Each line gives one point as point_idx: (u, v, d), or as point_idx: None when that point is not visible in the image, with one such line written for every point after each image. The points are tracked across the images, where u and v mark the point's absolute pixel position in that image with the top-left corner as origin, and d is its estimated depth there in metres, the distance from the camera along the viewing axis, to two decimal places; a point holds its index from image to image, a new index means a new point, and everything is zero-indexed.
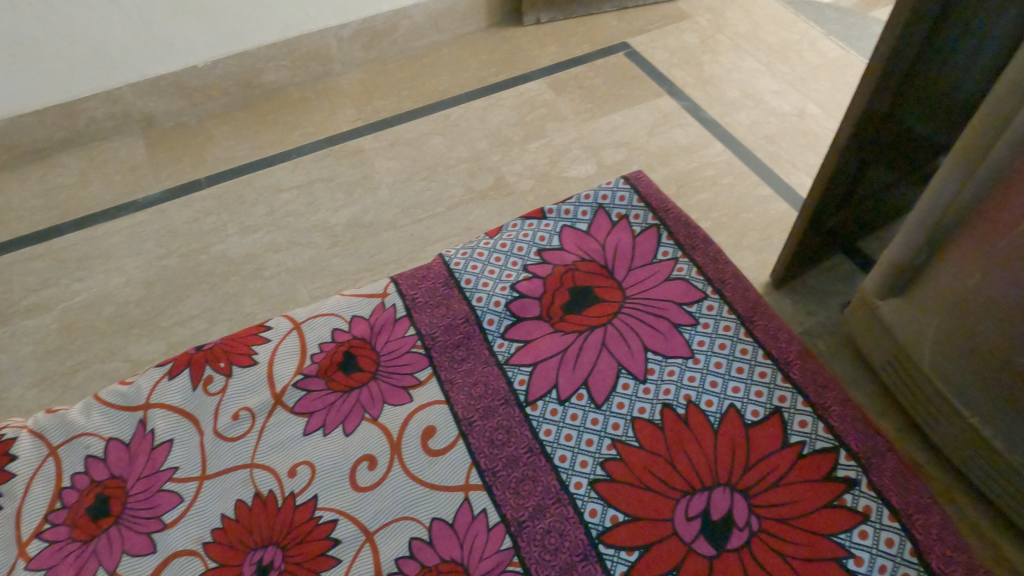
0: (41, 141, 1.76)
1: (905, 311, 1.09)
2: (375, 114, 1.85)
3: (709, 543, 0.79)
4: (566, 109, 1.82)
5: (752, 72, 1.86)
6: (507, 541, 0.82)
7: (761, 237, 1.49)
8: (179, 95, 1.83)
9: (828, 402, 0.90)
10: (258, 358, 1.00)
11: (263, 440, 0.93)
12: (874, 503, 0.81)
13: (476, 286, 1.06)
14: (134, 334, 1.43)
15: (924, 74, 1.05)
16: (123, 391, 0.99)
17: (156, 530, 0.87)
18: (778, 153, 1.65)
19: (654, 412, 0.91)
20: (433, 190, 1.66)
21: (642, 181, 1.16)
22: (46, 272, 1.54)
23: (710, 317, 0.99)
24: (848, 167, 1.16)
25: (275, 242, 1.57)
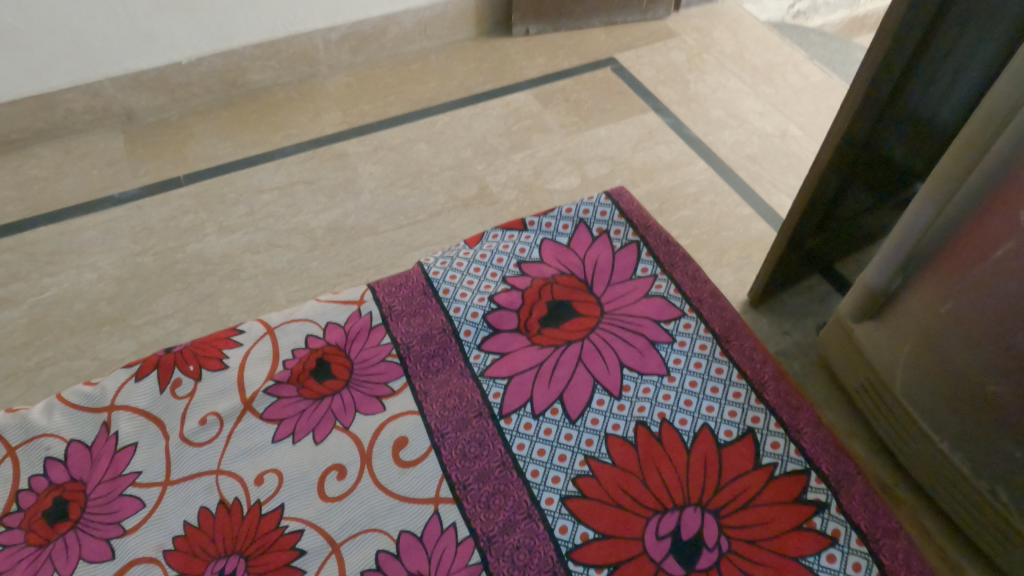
0: (17, 132, 1.72)
1: (879, 335, 1.10)
2: (360, 118, 1.84)
3: (678, 563, 0.79)
4: (552, 120, 1.82)
5: (737, 92, 1.88)
6: (475, 555, 0.81)
7: (740, 255, 1.50)
8: (161, 90, 1.81)
9: (801, 424, 0.91)
10: (229, 362, 0.99)
11: (231, 446, 0.92)
12: (842, 527, 0.81)
13: (454, 296, 1.05)
14: (104, 332, 1.40)
15: (904, 101, 1.07)
16: (88, 391, 0.96)
17: (115, 536, 0.85)
18: (760, 173, 1.67)
19: (628, 429, 0.91)
20: (416, 196, 1.65)
21: (624, 197, 1.16)
22: (16, 266, 1.51)
23: (687, 335, 0.99)
24: (827, 190, 1.17)
25: (253, 243, 1.55)
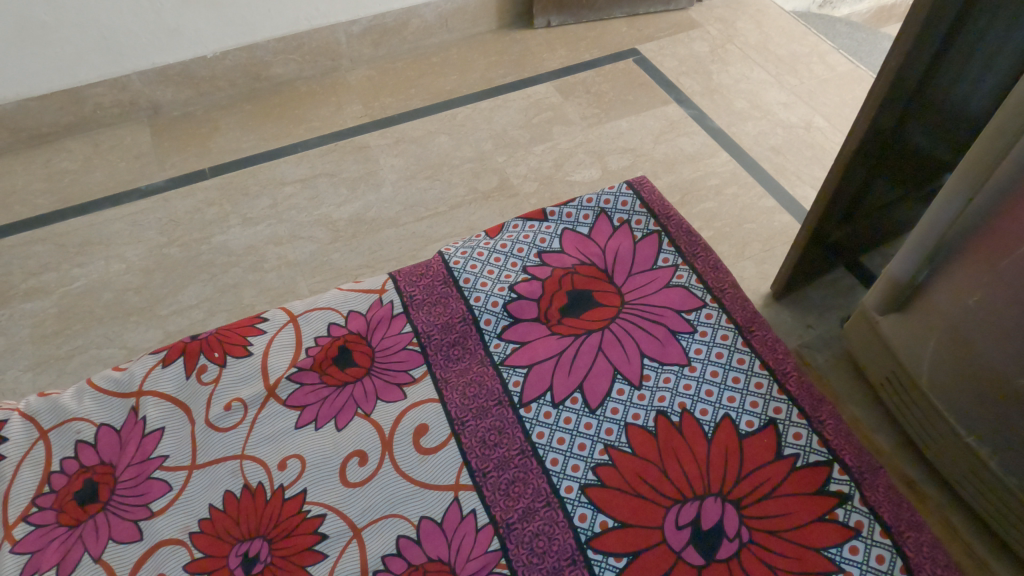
0: (48, 125, 1.76)
1: (906, 327, 1.09)
2: (381, 111, 1.85)
3: (698, 553, 0.79)
4: (573, 112, 1.81)
5: (761, 83, 1.86)
6: (495, 542, 0.81)
7: (763, 248, 1.48)
8: (187, 85, 1.83)
9: (824, 415, 0.90)
10: (253, 349, 1.00)
11: (254, 432, 0.93)
12: (865, 519, 0.80)
13: (474, 285, 1.05)
14: (132, 321, 1.43)
15: (934, 88, 1.05)
16: (116, 376, 0.98)
17: (143, 518, 0.87)
18: (784, 164, 1.65)
19: (648, 418, 0.90)
20: (437, 189, 1.65)
21: (645, 186, 1.15)
22: (46, 256, 1.54)
23: (708, 325, 0.98)
24: (853, 180, 1.15)
25: (277, 235, 1.57)
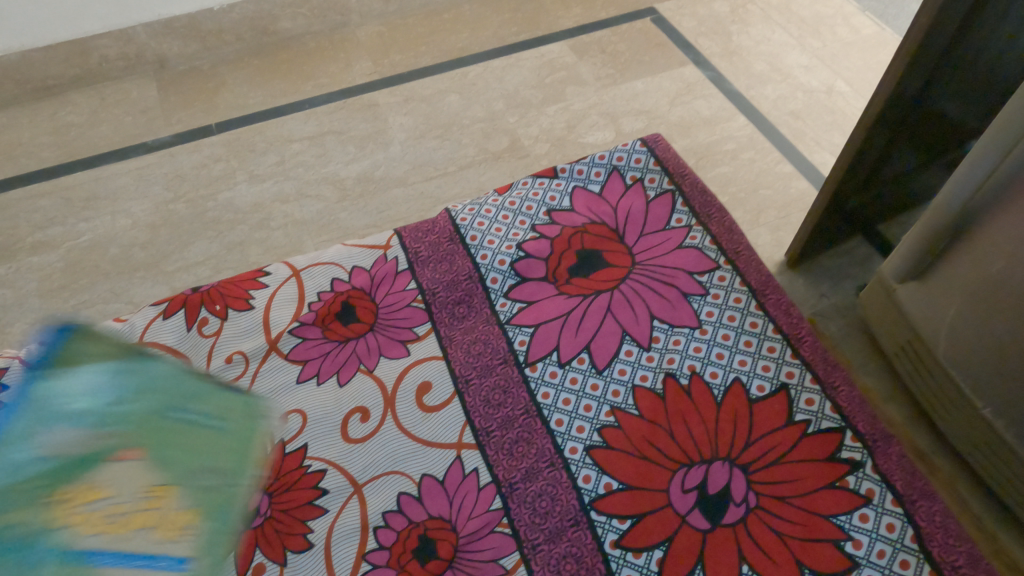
0: (53, 78, 1.73)
1: (924, 295, 1.05)
2: (391, 68, 1.81)
3: (704, 516, 0.77)
4: (587, 73, 1.76)
5: (782, 45, 1.79)
6: (497, 501, 0.81)
7: (778, 215, 1.45)
8: (193, 38, 1.79)
9: (837, 381, 0.87)
10: (255, 303, 0.98)
11: (256, 386, 0.92)
12: (877, 487, 0.78)
13: (481, 243, 1.03)
14: (138, 277, 1.42)
15: (965, 49, 0.99)
16: (116, 327, 0.97)
17: None
18: (803, 130, 1.60)
19: (656, 380, 0.88)
20: (447, 148, 1.62)
21: (660, 144, 1.11)
22: (53, 210, 1.53)
23: (721, 288, 0.95)
24: (875, 145, 1.11)
25: (283, 193, 1.55)
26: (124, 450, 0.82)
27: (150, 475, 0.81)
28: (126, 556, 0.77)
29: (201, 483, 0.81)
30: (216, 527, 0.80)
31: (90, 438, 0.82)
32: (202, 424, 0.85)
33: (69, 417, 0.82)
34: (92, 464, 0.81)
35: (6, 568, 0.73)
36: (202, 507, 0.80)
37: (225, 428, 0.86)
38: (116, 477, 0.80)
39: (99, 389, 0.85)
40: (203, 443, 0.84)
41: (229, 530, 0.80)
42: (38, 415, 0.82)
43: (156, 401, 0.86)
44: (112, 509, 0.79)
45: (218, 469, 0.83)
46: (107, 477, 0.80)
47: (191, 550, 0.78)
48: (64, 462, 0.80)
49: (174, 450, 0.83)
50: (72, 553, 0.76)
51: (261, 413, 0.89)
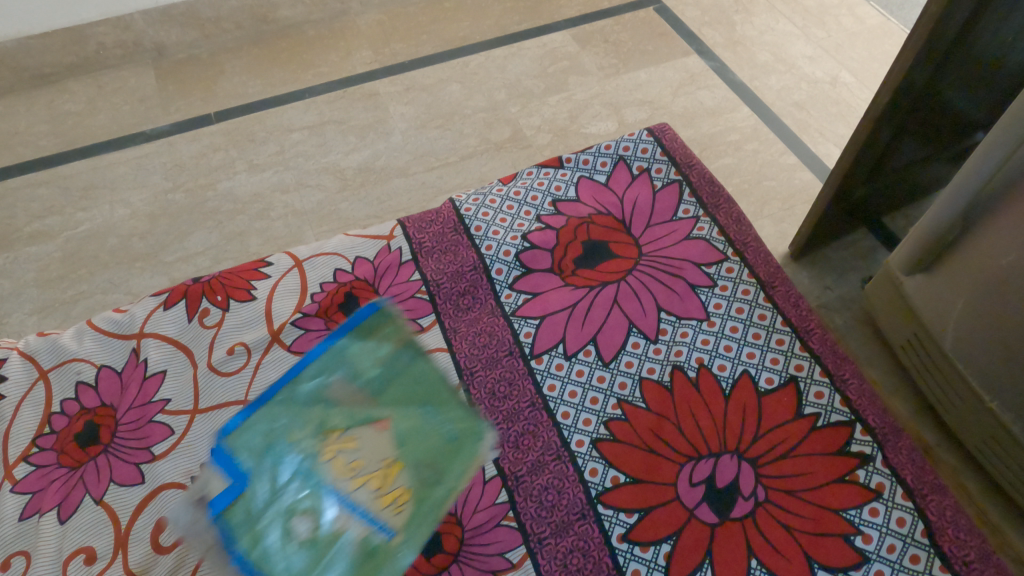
0: (50, 66, 1.71)
1: (931, 287, 1.04)
2: (391, 57, 1.78)
3: (712, 510, 0.77)
4: (590, 62, 1.74)
5: (786, 35, 1.77)
6: (503, 495, 0.80)
7: (782, 207, 1.44)
8: (192, 26, 1.77)
9: (847, 374, 0.86)
10: (257, 294, 0.97)
11: (258, 377, 0.91)
12: (887, 481, 0.78)
13: (486, 234, 1.01)
14: (137, 267, 1.41)
15: (975, 39, 0.98)
16: (116, 318, 0.96)
17: (144, 461, 0.85)
18: (808, 121, 1.58)
19: (663, 373, 0.88)
20: (448, 138, 1.60)
21: (667, 134, 1.10)
22: (50, 199, 1.51)
23: (729, 280, 0.94)
24: (882, 136, 1.09)
25: (284, 183, 1.53)
26: (390, 416, 0.87)
27: (399, 446, 0.85)
28: (349, 507, 0.81)
29: (425, 461, 0.83)
30: (425, 517, 0.79)
31: (370, 397, 0.88)
32: (433, 414, 0.87)
33: (355, 377, 0.89)
34: (357, 419, 0.86)
35: (263, 466, 0.84)
36: (418, 488, 0.81)
37: (458, 425, 0.85)
38: (369, 438, 0.85)
39: (391, 362, 0.90)
40: (432, 428, 0.85)
41: (429, 524, 0.78)
42: (331, 367, 0.90)
43: (419, 389, 0.88)
44: (354, 462, 0.84)
45: (436, 463, 0.83)
46: (363, 435, 0.86)
47: (401, 528, 0.79)
48: (338, 414, 0.87)
49: (415, 437, 0.85)
50: (313, 482, 0.83)
51: (483, 428, 0.85)
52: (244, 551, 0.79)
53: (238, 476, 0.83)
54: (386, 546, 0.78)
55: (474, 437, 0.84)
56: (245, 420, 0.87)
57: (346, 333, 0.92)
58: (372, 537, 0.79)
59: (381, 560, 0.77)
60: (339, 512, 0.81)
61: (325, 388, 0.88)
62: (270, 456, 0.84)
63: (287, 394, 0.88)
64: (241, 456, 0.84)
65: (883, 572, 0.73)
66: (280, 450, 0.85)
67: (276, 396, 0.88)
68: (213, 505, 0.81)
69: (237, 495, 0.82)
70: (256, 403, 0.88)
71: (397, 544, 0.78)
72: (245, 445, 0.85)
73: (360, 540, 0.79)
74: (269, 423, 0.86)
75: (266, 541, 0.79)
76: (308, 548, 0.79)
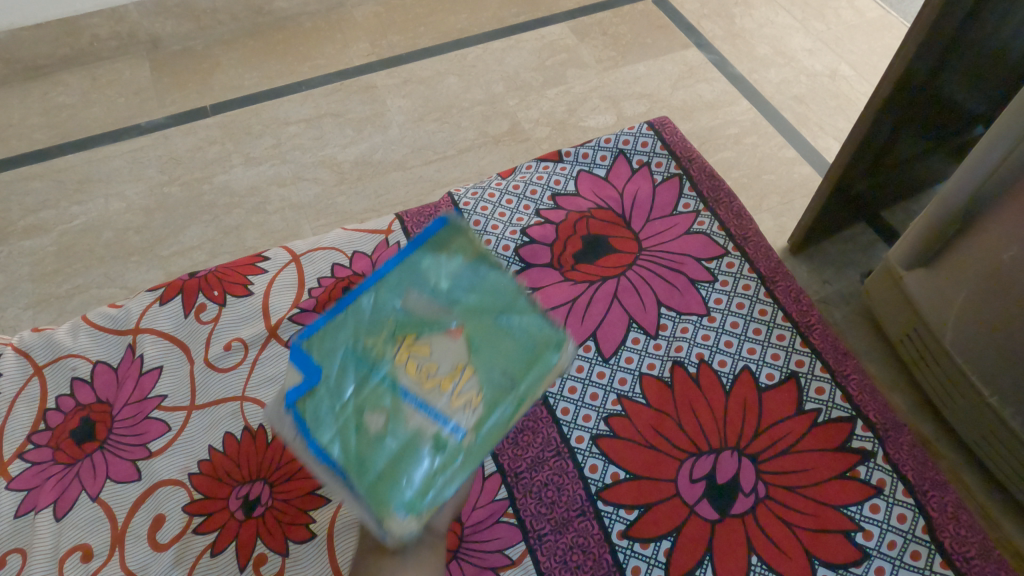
0: (44, 57, 1.69)
1: (931, 282, 1.04)
2: (389, 49, 1.77)
3: (712, 507, 0.76)
4: (588, 55, 1.73)
5: (786, 28, 1.76)
6: (502, 491, 0.80)
7: (781, 201, 1.43)
8: (186, 17, 1.75)
9: (848, 369, 0.86)
10: (254, 289, 0.96)
11: (255, 373, 0.90)
12: (888, 477, 0.77)
13: (484, 229, 1.01)
14: (133, 261, 1.40)
15: (977, 33, 0.97)
16: (112, 313, 0.95)
17: (141, 458, 0.84)
18: (807, 114, 1.58)
19: (663, 368, 0.87)
20: (446, 132, 1.59)
21: (667, 128, 1.09)
22: (45, 192, 1.50)
23: (730, 275, 0.94)
24: (883, 130, 1.08)
25: (280, 176, 1.52)
26: (467, 323, 0.60)
27: (474, 352, 0.58)
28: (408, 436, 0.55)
29: (505, 366, 0.58)
30: (501, 425, 0.55)
31: (450, 304, 0.62)
32: (511, 325, 0.61)
33: (437, 285, 0.63)
34: (431, 323, 0.60)
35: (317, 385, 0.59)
36: (497, 395, 0.56)
37: (537, 334, 0.60)
38: (444, 346, 0.59)
39: (468, 275, 0.64)
40: (509, 340, 0.60)
41: (504, 427, 0.55)
42: (407, 276, 0.64)
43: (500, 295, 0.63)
44: (420, 374, 0.57)
45: (513, 370, 0.57)
46: (432, 343, 0.59)
47: (476, 433, 0.55)
48: (404, 314, 0.62)
49: (492, 342, 0.59)
50: (370, 400, 0.57)
51: (562, 337, 0.60)
52: (315, 441, 0.56)
53: (313, 369, 0.60)
54: (460, 449, 0.54)
55: (554, 344, 0.59)
56: (322, 323, 0.63)
57: (420, 245, 0.66)
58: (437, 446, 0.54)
59: (455, 466, 0.54)
60: (410, 412, 0.56)
61: (402, 293, 0.63)
62: (342, 357, 0.60)
63: (371, 296, 0.63)
64: (315, 353, 0.61)
65: (884, 568, 0.73)
66: (354, 351, 0.60)
67: (358, 296, 0.64)
68: (285, 399, 0.59)
69: (310, 391, 0.59)
70: (336, 305, 0.64)
71: (468, 455, 0.54)
72: (323, 344, 0.61)
73: (431, 445, 0.54)
74: (344, 321, 0.62)
75: (339, 433, 0.56)
76: (379, 450, 0.55)
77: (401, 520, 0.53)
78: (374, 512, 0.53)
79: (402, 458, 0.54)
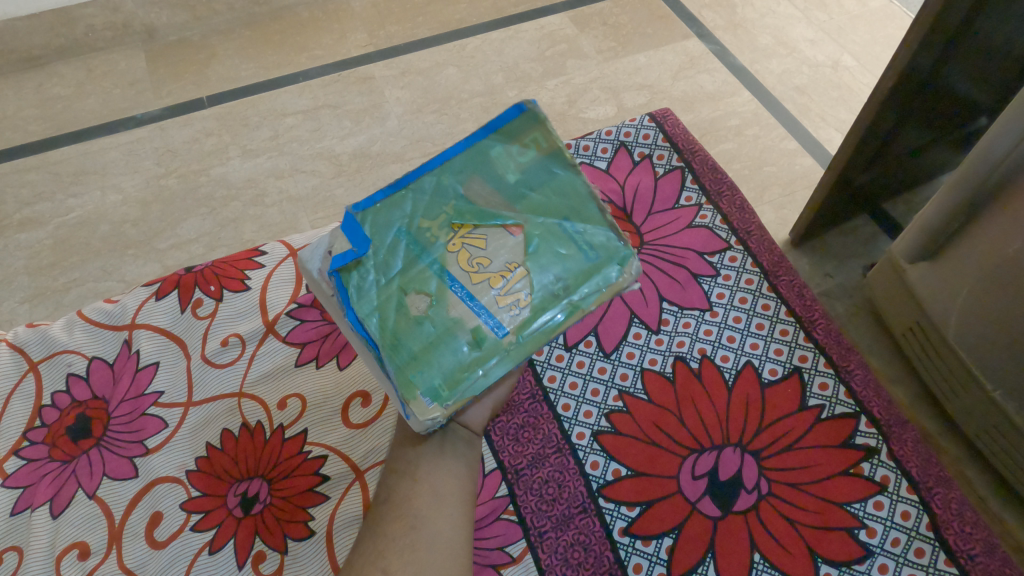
0: (38, 48, 1.67)
1: (934, 276, 1.03)
2: (387, 40, 1.75)
3: (714, 504, 0.76)
4: (588, 46, 1.71)
5: (788, 18, 1.74)
6: (503, 488, 0.79)
7: (783, 193, 1.42)
8: (182, 7, 1.73)
9: (852, 365, 0.85)
10: (251, 284, 0.95)
11: (253, 369, 0.89)
12: (892, 474, 0.77)
13: None
14: (130, 255, 1.39)
15: (982, 24, 0.95)
16: (107, 309, 0.93)
17: (138, 455, 0.84)
18: (809, 105, 1.56)
19: (665, 364, 0.86)
20: (444, 123, 1.58)
21: (669, 119, 1.08)
22: (40, 185, 1.48)
23: (732, 268, 0.93)
24: (886, 123, 1.07)
25: (278, 168, 1.51)
26: (530, 222, 0.58)
27: (531, 254, 0.57)
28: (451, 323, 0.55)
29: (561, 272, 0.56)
30: (543, 329, 0.55)
31: (516, 199, 0.59)
32: (574, 232, 0.58)
33: (506, 177, 0.60)
34: (490, 217, 0.58)
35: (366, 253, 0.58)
36: (546, 300, 0.56)
37: (600, 244, 0.57)
38: (501, 241, 0.58)
39: (539, 171, 0.60)
40: (572, 249, 0.57)
41: (546, 334, 0.55)
42: (475, 160, 0.60)
43: (572, 200, 0.59)
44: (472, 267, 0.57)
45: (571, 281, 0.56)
46: (491, 238, 0.58)
47: (518, 333, 0.55)
48: (466, 207, 0.59)
49: (554, 247, 0.57)
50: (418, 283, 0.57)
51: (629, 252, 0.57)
52: (354, 313, 0.57)
53: (362, 240, 0.59)
54: (498, 347, 0.55)
55: (619, 258, 0.56)
56: (380, 198, 0.61)
57: (493, 130, 0.60)
58: (476, 342, 0.54)
59: (490, 361, 0.54)
60: (455, 302, 0.56)
61: (466, 180, 0.60)
62: (396, 234, 0.59)
63: (435, 178, 0.61)
64: (368, 225, 0.60)
65: (888, 565, 0.73)
66: (409, 234, 0.59)
67: (421, 174, 0.61)
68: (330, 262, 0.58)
69: (358, 261, 0.58)
70: (394, 180, 0.61)
71: (506, 353, 0.54)
72: (378, 217, 0.60)
73: (470, 337, 0.55)
74: (404, 198, 0.61)
75: (378, 310, 0.56)
76: (417, 332, 0.55)
77: (429, 405, 0.54)
78: (402, 394, 0.55)
79: (439, 347, 0.55)
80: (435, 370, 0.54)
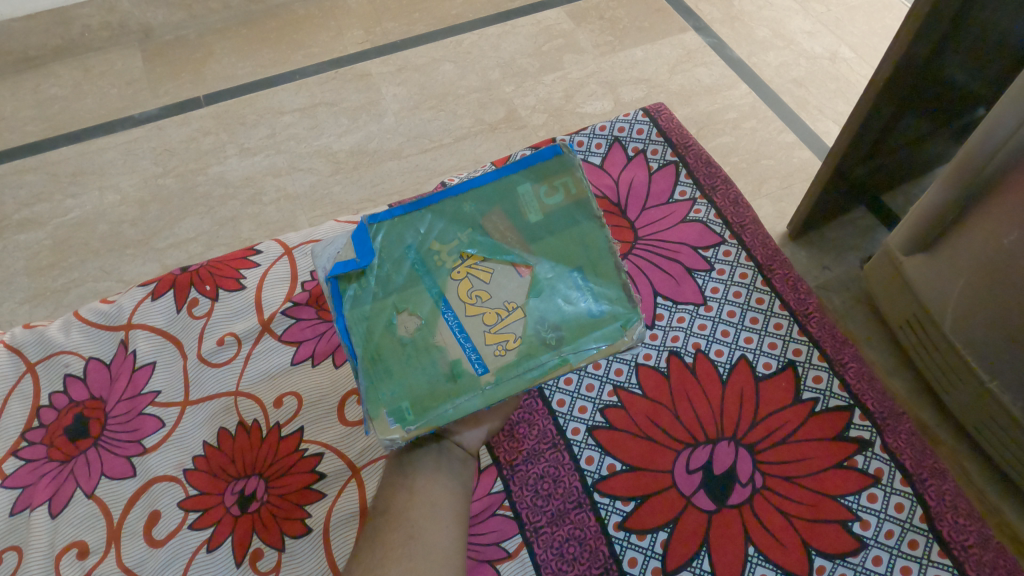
0: (35, 48, 1.67)
1: (931, 268, 1.03)
2: (383, 37, 1.74)
3: (709, 498, 0.76)
4: (585, 40, 1.71)
5: (785, 10, 1.73)
6: (498, 484, 0.79)
7: (781, 185, 1.42)
8: (178, 6, 1.72)
9: (846, 358, 0.85)
10: (247, 283, 0.96)
11: (250, 368, 0.90)
12: (886, 466, 0.77)
13: None
14: (128, 255, 1.40)
15: (977, 15, 0.95)
16: (104, 309, 0.94)
17: (136, 454, 0.84)
18: (806, 98, 1.56)
19: (660, 359, 0.86)
20: (441, 119, 1.58)
21: (663, 114, 1.08)
22: (38, 186, 1.49)
23: (726, 263, 0.93)
24: (881, 115, 1.07)
25: (275, 166, 1.51)
26: (538, 263, 0.63)
27: (532, 295, 0.62)
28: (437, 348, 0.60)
29: (556, 322, 0.60)
30: (523, 375, 0.59)
31: (531, 239, 0.65)
32: (582, 282, 0.62)
33: (528, 216, 0.66)
34: (500, 252, 0.64)
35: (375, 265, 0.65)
36: (534, 345, 0.60)
37: (610, 302, 0.61)
38: (507, 278, 0.63)
39: (561, 217, 0.66)
40: (574, 299, 0.61)
41: (526, 378, 0.59)
42: (501, 194, 0.67)
43: (584, 253, 0.64)
44: (474, 299, 0.62)
45: (564, 331, 0.60)
46: (497, 272, 0.63)
47: (498, 374, 0.59)
48: (480, 238, 0.65)
49: (556, 295, 0.62)
50: (419, 305, 0.62)
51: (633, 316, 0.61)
52: (344, 319, 0.63)
53: (368, 253, 0.65)
54: (475, 383, 0.59)
55: (621, 320, 0.60)
56: (398, 214, 0.68)
57: (525, 168, 0.68)
58: (455, 375, 0.59)
59: (462, 395, 0.58)
60: (443, 329, 0.61)
61: (487, 212, 0.67)
62: (406, 253, 0.65)
63: (458, 204, 0.68)
64: (380, 237, 0.67)
65: (881, 557, 0.73)
66: (418, 254, 0.65)
67: (444, 198, 0.68)
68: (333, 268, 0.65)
69: (360, 271, 0.65)
70: (418, 201, 0.68)
71: (480, 390, 0.58)
72: (392, 233, 0.67)
73: (448, 368, 0.59)
74: (422, 219, 0.68)
75: (367, 322, 0.62)
76: (399, 350, 0.61)
77: (391, 425, 0.58)
78: (369, 410, 0.59)
79: (416, 370, 0.60)
80: (409, 394, 0.59)
